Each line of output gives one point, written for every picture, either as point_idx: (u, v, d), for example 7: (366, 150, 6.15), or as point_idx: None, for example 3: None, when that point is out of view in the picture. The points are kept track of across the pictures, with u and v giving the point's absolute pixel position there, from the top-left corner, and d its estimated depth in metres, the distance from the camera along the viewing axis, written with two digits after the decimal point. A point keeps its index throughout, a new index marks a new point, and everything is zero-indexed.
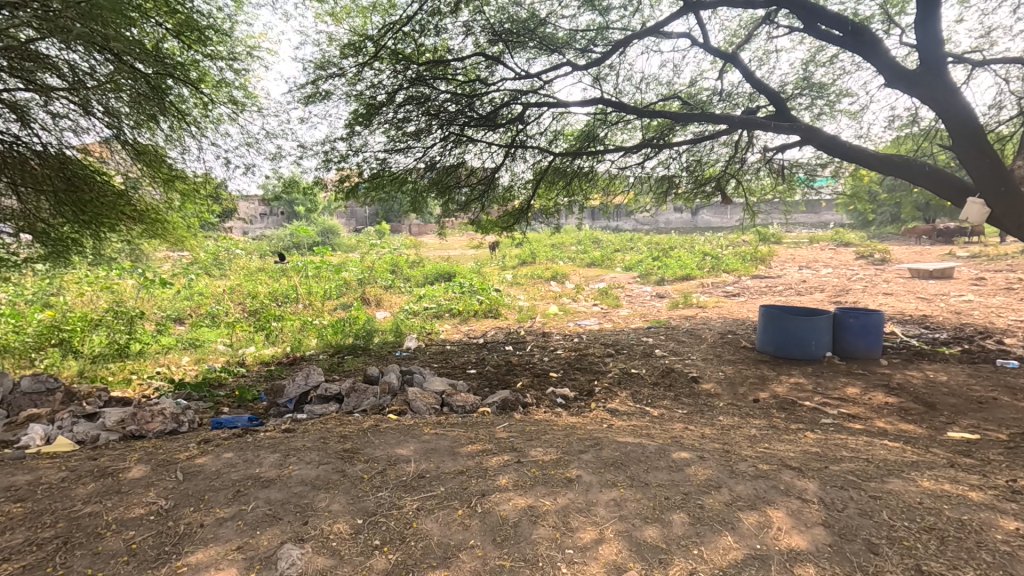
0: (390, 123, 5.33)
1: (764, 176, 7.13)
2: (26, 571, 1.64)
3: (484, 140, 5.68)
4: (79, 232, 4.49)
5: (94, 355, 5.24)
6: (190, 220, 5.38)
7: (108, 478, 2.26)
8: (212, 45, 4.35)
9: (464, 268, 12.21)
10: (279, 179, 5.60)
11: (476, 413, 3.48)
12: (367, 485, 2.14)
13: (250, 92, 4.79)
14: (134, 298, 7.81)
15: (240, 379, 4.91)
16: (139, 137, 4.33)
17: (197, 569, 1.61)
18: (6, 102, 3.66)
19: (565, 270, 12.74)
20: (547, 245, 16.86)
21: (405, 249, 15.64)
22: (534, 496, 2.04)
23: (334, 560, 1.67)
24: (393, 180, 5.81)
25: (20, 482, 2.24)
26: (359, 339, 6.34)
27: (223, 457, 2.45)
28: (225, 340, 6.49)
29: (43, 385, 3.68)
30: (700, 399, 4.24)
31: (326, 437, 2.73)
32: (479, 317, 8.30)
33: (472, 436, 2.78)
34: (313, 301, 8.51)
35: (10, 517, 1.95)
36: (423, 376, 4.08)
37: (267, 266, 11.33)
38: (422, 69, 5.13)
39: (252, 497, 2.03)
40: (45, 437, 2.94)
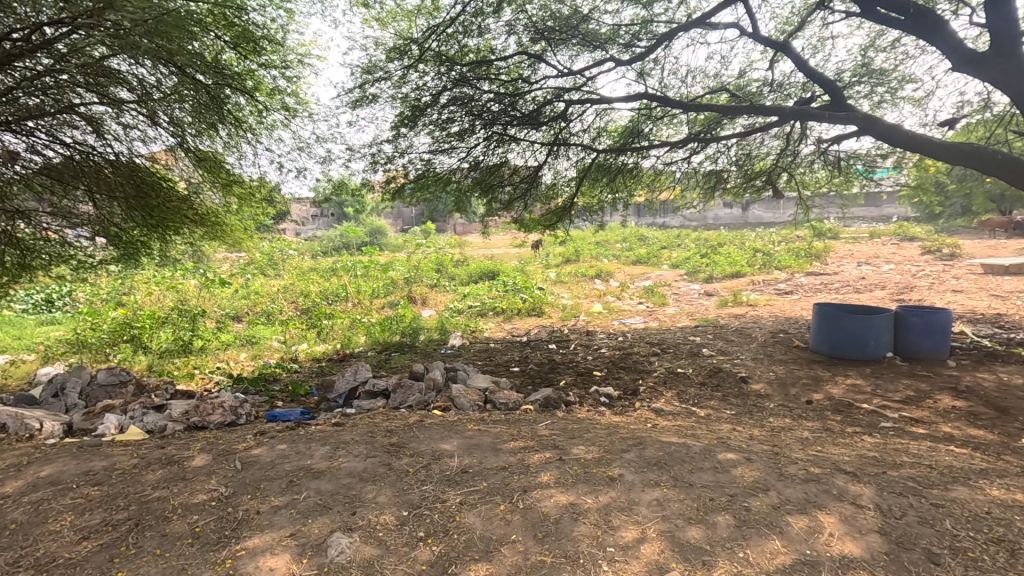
0: (435, 124, 5.42)
1: (819, 168, 6.85)
2: (103, 549, 1.78)
3: (527, 139, 5.70)
4: (147, 235, 4.81)
5: (162, 351, 5.60)
6: (246, 222, 5.64)
7: (175, 466, 2.41)
8: (267, 55, 4.56)
9: (508, 267, 12.30)
10: (329, 181, 5.79)
11: (519, 411, 3.51)
12: (412, 478, 2.20)
13: (302, 98, 4.98)
14: (197, 298, 8.27)
15: (294, 374, 5.12)
16: (200, 144, 4.57)
17: (255, 553, 1.70)
18: (85, 115, 3.95)
19: (609, 268, 12.59)
20: (592, 243, 16.74)
21: (451, 249, 15.84)
22: (576, 494, 2.05)
23: (381, 550, 1.72)
24: (438, 181, 5.92)
25: (98, 467, 2.43)
26: (406, 337, 6.49)
27: (277, 449, 2.57)
28: (279, 337, 6.79)
29: (117, 377, 3.95)
30: (749, 399, 4.12)
31: (374, 431, 2.82)
32: (523, 315, 8.34)
33: (515, 433, 2.80)
34: (362, 299, 8.77)
35: (89, 499, 2.12)
36: (468, 374, 4.13)
37: (318, 266, 11.73)
38: (466, 70, 5.20)
39: (304, 487, 2.12)
40: (119, 427, 3.16)
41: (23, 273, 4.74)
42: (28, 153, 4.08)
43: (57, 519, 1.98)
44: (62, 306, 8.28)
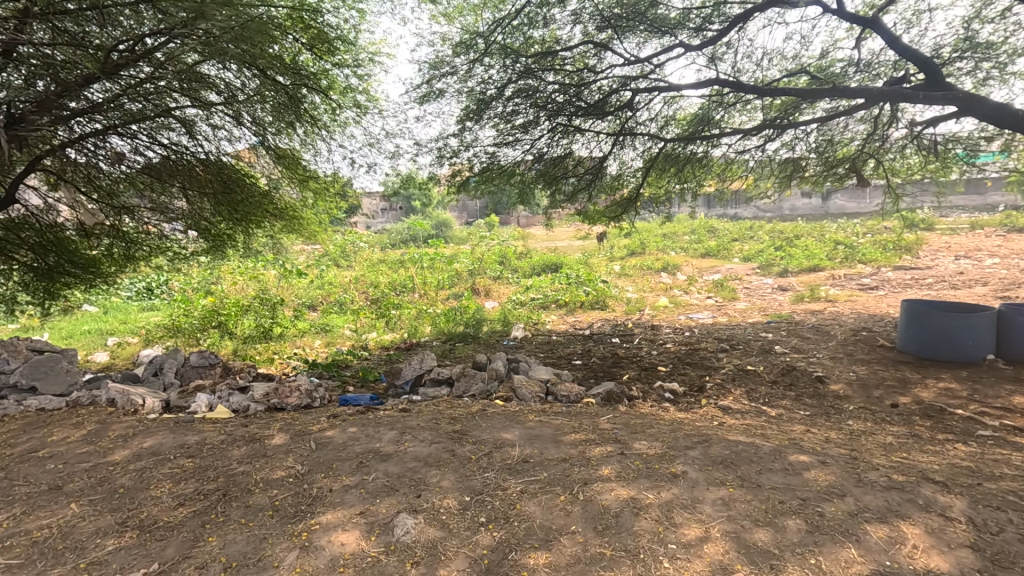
0: (500, 117, 5.47)
1: (911, 154, 6.34)
2: (196, 515, 1.95)
3: (592, 129, 5.64)
4: (233, 228, 5.20)
5: (246, 337, 6.03)
6: (321, 216, 5.93)
7: (257, 444, 2.59)
8: (340, 54, 4.75)
9: (572, 259, 12.24)
10: (398, 176, 5.98)
11: (581, 403, 3.49)
12: (474, 465, 2.25)
13: (373, 96, 5.16)
14: (276, 288, 8.81)
15: (363, 361, 5.37)
16: (279, 142, 4.84)
17: (327, 528, 1.80)
18: (179, 118, 4.28)
19: (676, 261, 12.23)
20: (659, 235, 16.34)
21: (515, 241, 15.96)
22: (637, 489, 2.03)
23: (444, 532, 1.78)
24: (502, 173, 5.99)
25: (191, 441, 2.65)
26: (470, 328, 6.63)
27: (348, 431, 2.70)
28: (351, 326, 7.12)
29: (207, 360, 4.25)
30: (826, 400, 3.90)
31: (439, 418, 2.90)
32: (586, 308, 8.29)
33: (576, 425, 2.80)
34: (428, 290, 9.02)
35: (184, 470, 2.31)
36: (529, 365, 4.15)
37: (387, 258, 12.18)
38: (531, 61, 5.21)
39: (373, 468, 2.23)
40: (209, 406, 3.41)
41: (129, 263, 5.39)
42: (132, 154, 4.47)
43: (157, 486, 2.18)
44: (161, 294, 9.07)
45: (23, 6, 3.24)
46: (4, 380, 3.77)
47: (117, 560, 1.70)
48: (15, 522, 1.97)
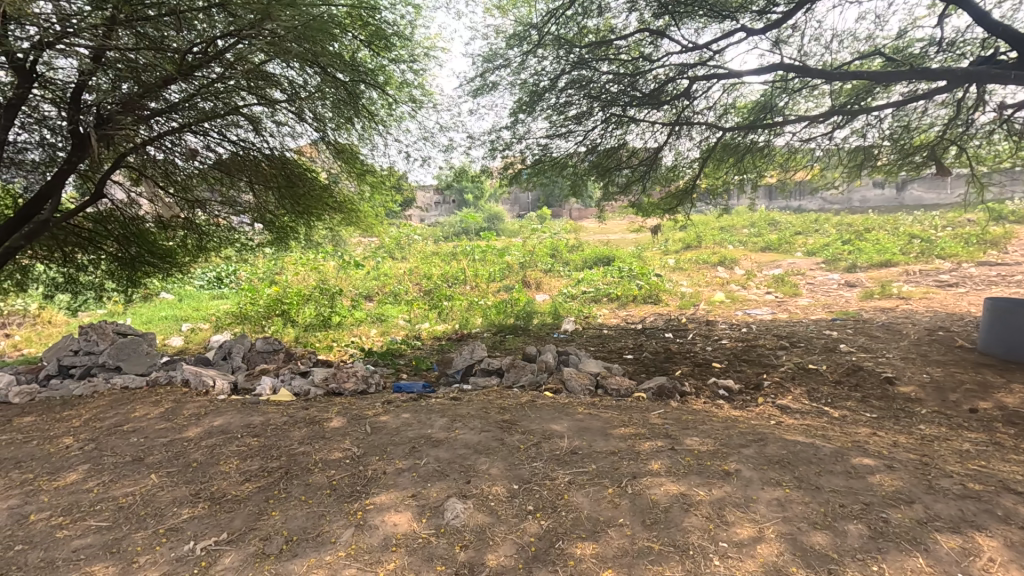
0: (553, 109, 5.44)
1: (999, 139, 5.84)
2: (261, 490, 2.06)
3: (647, 120, 5.52)
4: (295, 220, 5.44)
5: (307, 325, 6.32)
6: (377, 209, 6.09)
7: (316, 426, 2.71)
8: (396, 50, 4.85)
9: (624, 253, 12.04)
10: (451, 170, 6.07)
11: (631, 397, 3.44)
12: (523, 454, 2.27)
13: (427, 90, 5.25)
14: (335, 279, 9.15)
15: (416, 351, 5.51)
16: (339, 137, 4.99)
17: (381, 508, 1.87)
18: (247, 115, 4.51)
19: (734, 255, 11.81)
20: (716, 228, 15.81)
21: (567, 234, 15.87)
22: (687, 485, 1.99)
23: (492, 518, 1.81)
24: (554, 165, 5.97)
25: (257, 422, 2.81)
26: (520, 320, 6.67)
27: (402, 417, 2.78)
28: (405, 316, 7.31)
29: (271, 346, 4.50)
30: (895, 403, 3.68)
31: (489, 408, 2.95)
32: (639, 302, 8.15)
33: (626, 419, 2.77)
34: (479, 283, 9.12)
35: (250, 448, 2.46)
36: (579, 357, 4.13)
37: (440, 250, 12.39)
38: (585, 52, 5.16)
39: (424, 453, 2.29)
40: (272, 389, 3.59)
41: (201, 253, 5.84)
42: (205, 151, 4.75)
43: (225, 462, 2.32)
44: (229, 284, 9.62)
45: (110, 13, 3.48)
46: (94, 359, 4.12)
47: (192, 527, 1.82)
48: (103, 488, 2.15)
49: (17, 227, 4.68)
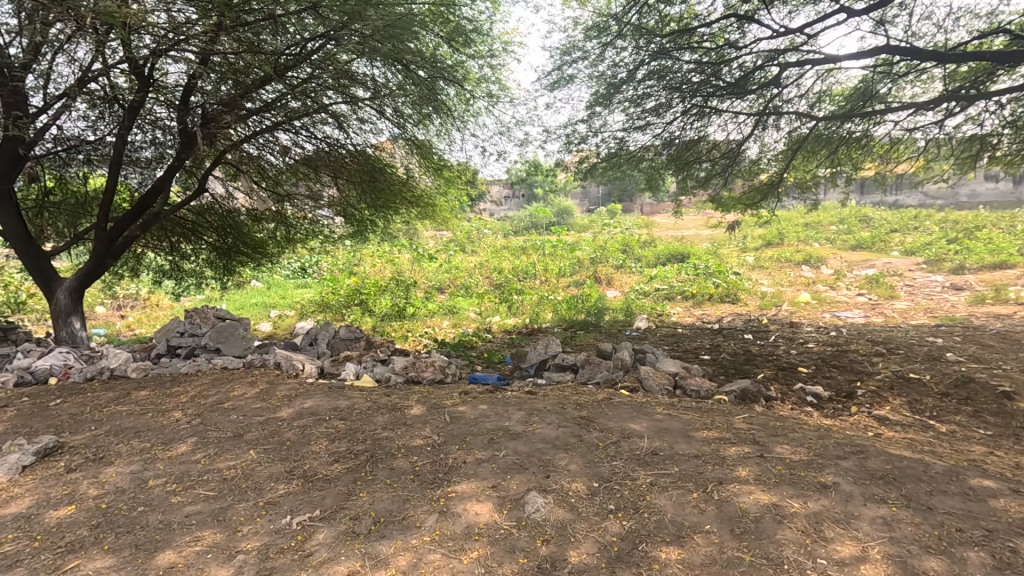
0: (631, 101, 5.31)
1: None
2: (349, 471, 2.16)
3: (730, 110, 5.27)
4: (375, 213, 5.65)
5: (383, 315, 6.58)
6: (452, 203, 6.20)
7: (398, 413, 2.80)
8: (475, 46, 4.91)
9: (699, 249, 11.61)
10: (525, 164, 6.08)
11: (712, 400, 3.31)
12: (603, 452, 2.24)
13: (504, 85, 5.27)
14: (409, 271, 9.45)
15: (488, 344, 5.59)
16: (417, 133, 5.12)
17: (462, 497, 1.90)
18: (334, 113, 4.72)
19: (821, 253, 11.09)
20: (800, 224, 14.90)
21: (638, 229, 15.52)
22: (779, 495, 1.89)
23: (573, 514, 1.79)
24: (630, 159, 5.85)
25: (342, 406, 2.94)
26: (591, 316, 6.61)
27: (479, 408, 2.83)
28: (476, 309, 7.42)
29: (353, 334, 4.71)
30: (1015, 420, 3.31)
31: (565, 403, 2.93)
32: (715, 301, 7.83)
33: (709, 422, 2.67)
34: (549, 278, 9.11)
35: (337, 431, 2.58)
36: (657, 356, 4.02)
37: (510, 244, 12.49)
38: (666, 41, 5.01)
39: (503, 446, 2.31)
40: (356, 374, 3.74)
41: (289, 244, 6.21)
42: (295, 147, 5.03)
43: (315, 443, 2.45)
44: (312, 274, 10.16)
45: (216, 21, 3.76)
46: (197, 341, 4.49)
47: (288, 502, 1.94)
48: (209, 461, 2.33)
49: (134, 218, 5.18)
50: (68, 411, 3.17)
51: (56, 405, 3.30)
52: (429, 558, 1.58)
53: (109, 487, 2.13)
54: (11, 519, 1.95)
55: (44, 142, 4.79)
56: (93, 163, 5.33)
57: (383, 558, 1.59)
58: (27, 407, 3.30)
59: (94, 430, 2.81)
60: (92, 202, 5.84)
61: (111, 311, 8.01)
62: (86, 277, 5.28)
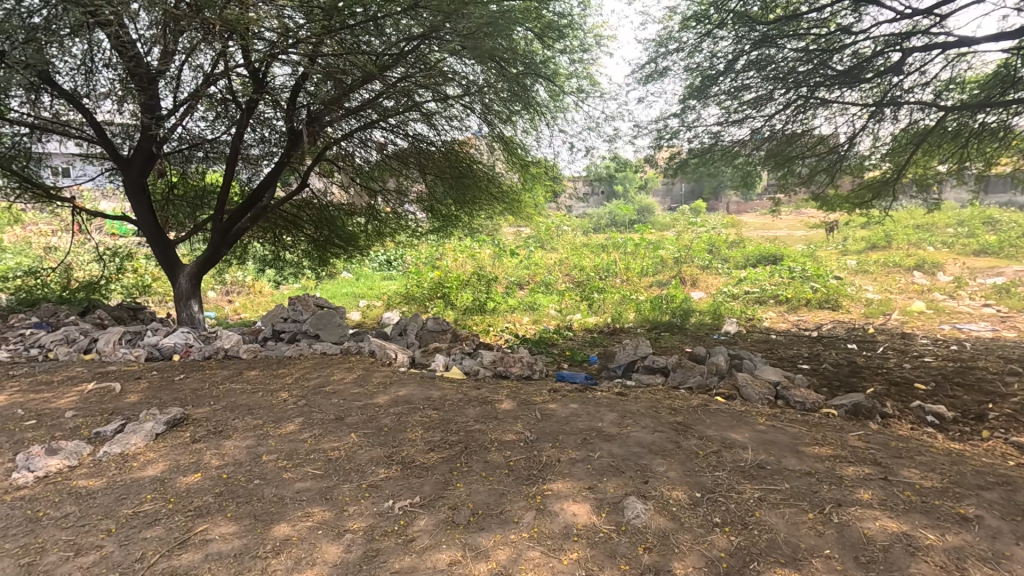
0: (727, 94, 5.05)
1: None
2: (445, 461, 2.21)
3: (840, 101, 4.88)
4: (462, 208, 5.78)
5: (466, 309, 6.72)
6: (537, 199, 6.19)
7: (489, 406, 2.84)
8: (567, 41, 4.86)
9: (794, 251, 10.89)
10: (612, 160, 5.96)
11: (818, 413, 3.08)
12: (704, 461, 2.14)
13: (595, 80, 5.18)
14: (490, 266, 9.58)
15: (569, 341, 5.55)
16: (504, 130, 5.15)
17: (558, 495, 1.89)
18: (426, 111, 4.85)
19: (938, 258, 10.04)
20: (912, 226, 13.58)
21: (726, 228, 14.81)
22: (910, 524, 1.72)
23: (675, 524, 1.72)
24: (725, 155, 5.57)
25: (435, 396, 3.02)
26: (676, 317, 6.39)
27: (570, 407, 2.80)
28: (556, 305, 7.37)
29: (440, 326, 4.78)
30: None
31: (658, 407, 2.84)
32: (813, 306, 7.31)
33: (819, 437, 2.48)
34: (631, 277, 8.90)
35: (431, 420, 2.65)
36: (754, 362, 3.80)
37: (590, 241, 12.37)
38: (770, 28, 4.71)
39: (597, 447, 2.26)
40: (445, 366, 3.83)
41: (379, 238, 6.48)
42: (388, 145, 5.23)
43: (411, 431, 2.53)
44: (398, 267, 10.56)
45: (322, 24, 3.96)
46: (299, 327, 4.77)
47: (389, 487, 2.01)
48: (314, 441, 2.47)
49: (245, 210, 5.58)
50: (190, 386, 3.49)
51: (180, 379, 3.65)
52: (529, 556, 1.58)
53: (229, 459, 2.32)
54: (148, 481, 2.16)
55: (171, 141, 5.28)
56: (210, 160, 5.81)
57: (483, 551, 1.61)
58: (155, 380, 3.67)
59: (213, 405, 3.06)
60: (209, 196, 6.39)
61: (221, 296, 8.76)
62: (203, 264, 5.76)
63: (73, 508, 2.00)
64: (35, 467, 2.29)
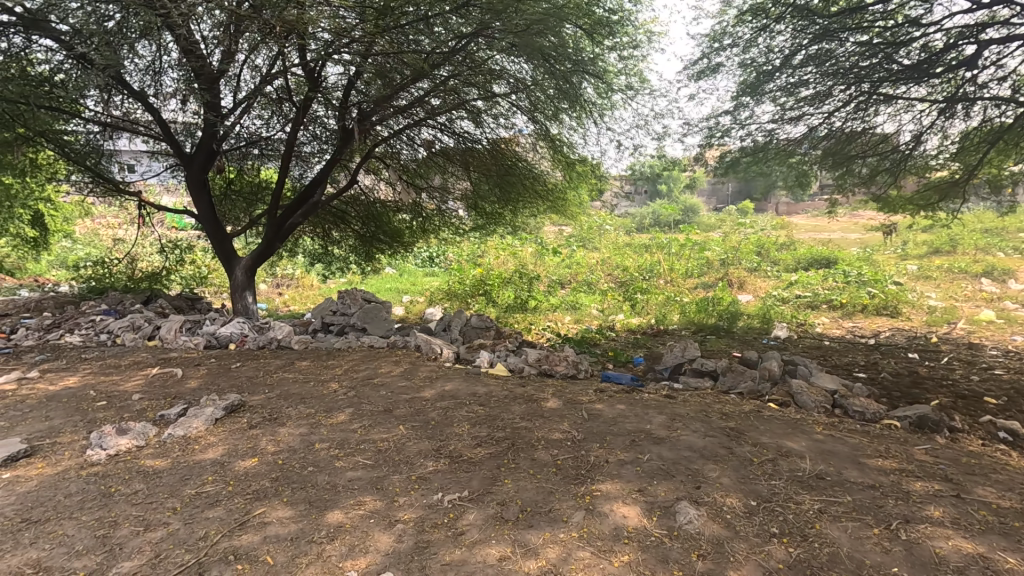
0: (783, 91, 4.86)
1: None
2: (492, 457, 2.21)
3: (906, 97, 4.62)
4: (506, 206, 5.80)
5: (507, 307, 6.74)
6: (581, 198, 6.15)
7: (534, 404, 2.83)
8: (618, 38, 4.78)
9: (849, 254, 10.42)
10: (660, 159, 5.85)
11: (879, 424, 2.94)
12: (759, 468, 2.08)
13: (644, 77, 5.08)
14: (532, 265, 9.57)
15: (611, 342, 5.49)
16: (551, 129, 5.14)
17: (608, 497, 1.87)
18: (473, 109, 4.88)
19: (1009, 264, 9.41)
20: (980, 230, 12.77)
21: (776, 230, 14.31)
22: (987, 546, 1.62)
23: (730, 532, 1.68)
24: (779, 154, 5.36)
25: (480, 392, 3.04)
26: (723, 320, 6.22)
27: (617, 408, 2.76)
28: (599, 305, 7.30)
29: (484, 323, 4.82)
30: None
31: (708, 411, 2.77)
32: (870, 312, 6.98)
33: (882, 449, 2.36)
34: (675, 278, 8.73)
35: (478, 415, 2.67)
36: (809, 369, 3.65)
37: (633, 241, 12.19)
38: (832, 22, 4.51)
39: (647, 449, 2.23)
40: (490, 362, 3.85)
41: (423, 234, 6.57)
42: (435, 142, 5.30)
43: (458, 425, 2.55)
44: (440, 264, 10.69)
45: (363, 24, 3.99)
46: (347, 320, 4.89)
47: (437, 480, 2.03)
48: (364, 431, 2.52)
49: (297, 206, 5.76)
50: (246, 374, 3.62)
51: (236, 367, 3.80)
52: (579, 556, 1.57)
53: (284, 445, 2.40)
54: (209, 464, 2.26)
55: (230, 138, 5.49)
56: (265, 157, 6.02)
57: (533, 548, 1.60)
58: (214, 367, 3.83)
59: (267, 393, 3.18)
60: (263, 192, 6.62)
61: (272, 289, 9.09)
62: (258, 257, 5.98)
63: (141, 486, 2.11)
64: (106, 446, 2.43)
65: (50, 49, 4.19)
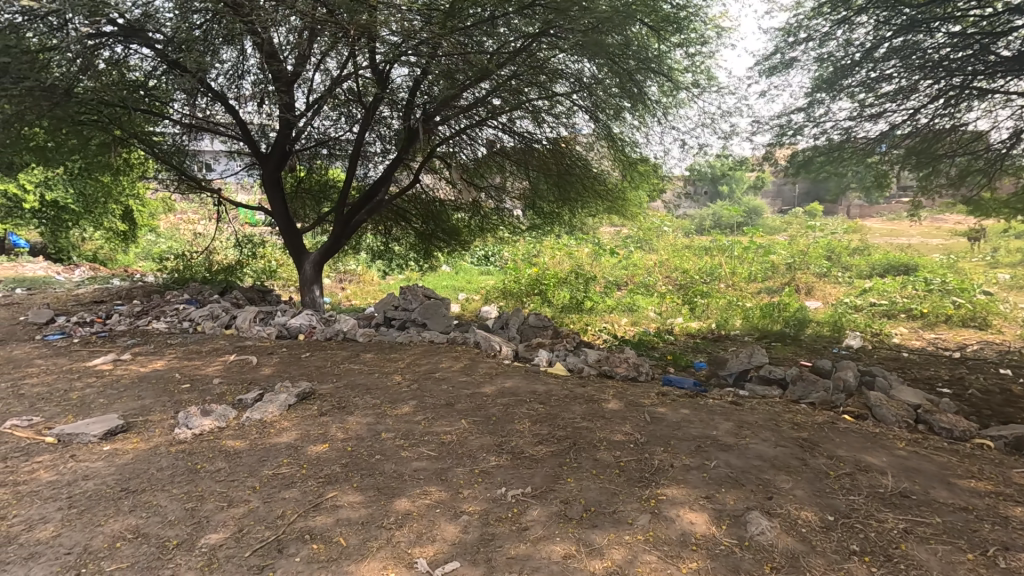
0: (862, 86, 4.59)
1: None
2: (554, 455, 2.21)
3: (1004, 91, 4.28)
4: (565, 205, 5.78)
5: (563, 307, 6.71)
6: (641, 199, 6.05)
7: (595, 405, 2.81)
8: (686, 33, 4.65)
9: (931, 261, 9.72)
10: (725, 159, 5.66)
11: (970, 443, 2.74)
12: (835, 482, 1.98)
13: (711, 75, 4.93)
14: (588, 266, 9.49)
15: (670, 345, 5.36)
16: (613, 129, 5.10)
17: (674, 501, 1.83)
18: (535, 108, 4.90)
19: None
20: None
21: (848, 233, 13.54)
22: None
23: (805, 546, 1.61)
24: (856, 154, 4.97)
25: (540, 391, 3.04)
26: (789, 327, 5.96)
27: (681, 412, 2.70)
28: (657, 308, 7.14)
29: (542, 322, 4.83)
30: None
31: (779, 420, 2.66)
32: (955, 323, 6.49)
33: (974, 470, 2.20)
34: (738, 283, 8.43)
35: (538, 413, 2.68)
36: (889, 380, 3.44)
37: (693, 243, 11.87)
38: (919, 12, 4.21)
39: (714, 456, 2.16)
40: (548, 361, 3.84)
41: (481, 233, 6.66)
42: (497, 141, 5.35)
43: (519, 422, 2.57)
44: (495, 262, 10.78)
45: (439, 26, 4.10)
46: (408, 315, 5.02)
47: (500, 475, 2.05)
48: (428, 424, 2.58)
49: (362, 204, 5.95)
50: (314, 364, 3.78)
51: (306, 357, 3.98)
52: (646, 559, 1.55)
53: (352, 433, 2.49)
54: (284, 447, 2.38)
55: (302, 139, 5.75)
56: (333, 156, 6.26)
57: (598, 548, 1.60)
58: (285, 356, 4.03)
59: (336, 383, 3.31)
60: (330, 189, 6.89)
61: (334, 284, 9.44)
62: (326, 252, 6.24)
63: (224, 464, 2.25)
64: (193, 425, 2.61)
65: (145, 55, 4.53)
